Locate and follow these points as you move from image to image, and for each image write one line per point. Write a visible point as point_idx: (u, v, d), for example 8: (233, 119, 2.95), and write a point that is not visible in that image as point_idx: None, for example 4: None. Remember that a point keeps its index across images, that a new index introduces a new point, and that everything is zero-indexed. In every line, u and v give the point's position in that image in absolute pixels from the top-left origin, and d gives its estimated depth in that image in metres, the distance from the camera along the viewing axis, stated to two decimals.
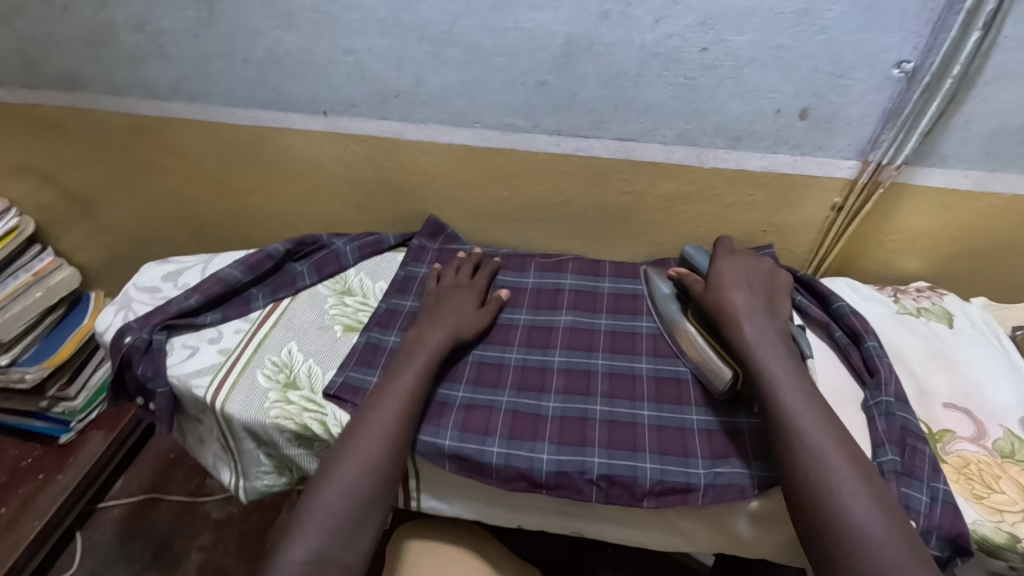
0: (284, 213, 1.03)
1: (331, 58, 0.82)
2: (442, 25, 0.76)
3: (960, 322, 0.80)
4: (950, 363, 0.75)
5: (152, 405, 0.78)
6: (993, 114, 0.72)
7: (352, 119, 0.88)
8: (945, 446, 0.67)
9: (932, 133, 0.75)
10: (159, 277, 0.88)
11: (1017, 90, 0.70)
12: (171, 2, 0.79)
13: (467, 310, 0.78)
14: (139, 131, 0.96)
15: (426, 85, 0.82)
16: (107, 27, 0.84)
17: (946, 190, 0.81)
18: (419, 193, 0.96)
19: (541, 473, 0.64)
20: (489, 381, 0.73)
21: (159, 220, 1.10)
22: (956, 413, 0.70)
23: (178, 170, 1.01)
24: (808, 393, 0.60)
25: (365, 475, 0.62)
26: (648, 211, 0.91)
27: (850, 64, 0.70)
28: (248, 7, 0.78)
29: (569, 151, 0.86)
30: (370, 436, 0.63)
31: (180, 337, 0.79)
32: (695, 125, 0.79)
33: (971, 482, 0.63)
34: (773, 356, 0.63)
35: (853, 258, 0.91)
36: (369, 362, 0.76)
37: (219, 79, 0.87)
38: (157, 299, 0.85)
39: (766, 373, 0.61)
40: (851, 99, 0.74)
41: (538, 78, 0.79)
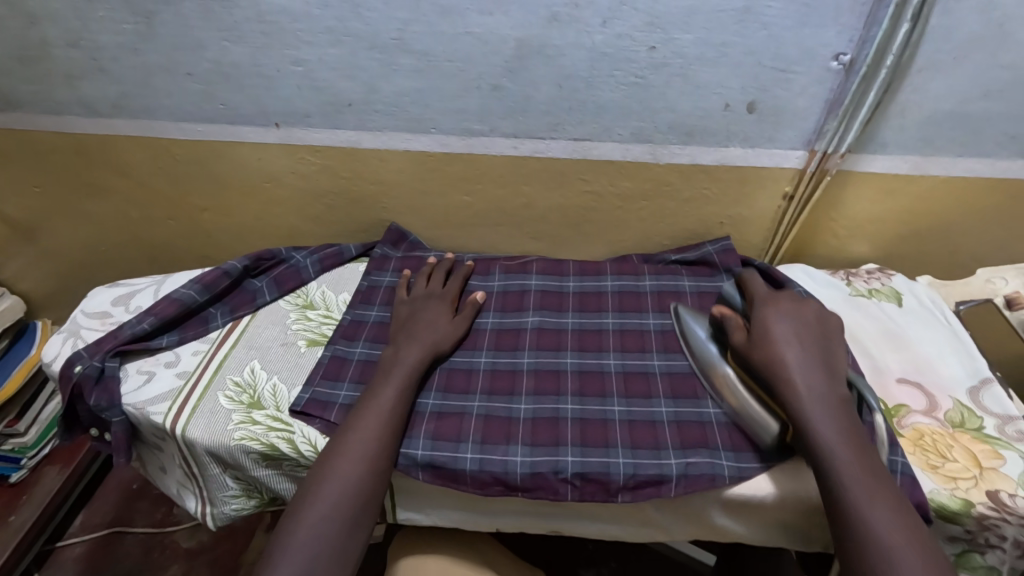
0: (241, 228, 1.01)
1: (280, 69, 0.80)
2: (391, 32, 0.75)
3: (908, 300, 0.84)
4: (901, 340, 0.78)
5: (108, 435, 0.75)
6: (925, 102, 0.76)
7: (306, 130, 0.86)
8: (901, 420, 0.70)
9: (872, 121, 0.78)
10: (109, 302, 0.84)
11: (946, 78, 0.73)
12: (108, 17, 0.77)
13: (438, 320, 0.77)
14: (81, 150, 0.92)
15: (379, 93, 0.81)
16: (40, 44, 0.80)
17: (887, 175, 0.84)
18: (380, 203, 0.94)
19: (515, 476, 0.64)
20: (460, 387, 0.73)
21: (107, 242, 1.05)
22: (910, 387, 0.73)
23: (125, 189, 0.97)
24: (866, 459, 0.57)
25: (339, 494, 0.61)
26: (608, 209, 0.92)
27: (792, 59, 0.73)
28: (188, 18, 0.76)
29: (527, 154, 0.86)
30: (351, 457, 0.62)
31: (134, 363, 0.76)
32: (648, 122, 0.81)
33: (927, 452, 0.66)
34: (826, 418, 0.59)
35: (806, 244, 0.94)
36: (335, 376, 0.74)
37: (164, 94, 0.84)
38: (108, 325, 0.81)
39: (817, 435, 0.58)
40: (795, 93, 0.76)
41: (491, 82, 0.79)
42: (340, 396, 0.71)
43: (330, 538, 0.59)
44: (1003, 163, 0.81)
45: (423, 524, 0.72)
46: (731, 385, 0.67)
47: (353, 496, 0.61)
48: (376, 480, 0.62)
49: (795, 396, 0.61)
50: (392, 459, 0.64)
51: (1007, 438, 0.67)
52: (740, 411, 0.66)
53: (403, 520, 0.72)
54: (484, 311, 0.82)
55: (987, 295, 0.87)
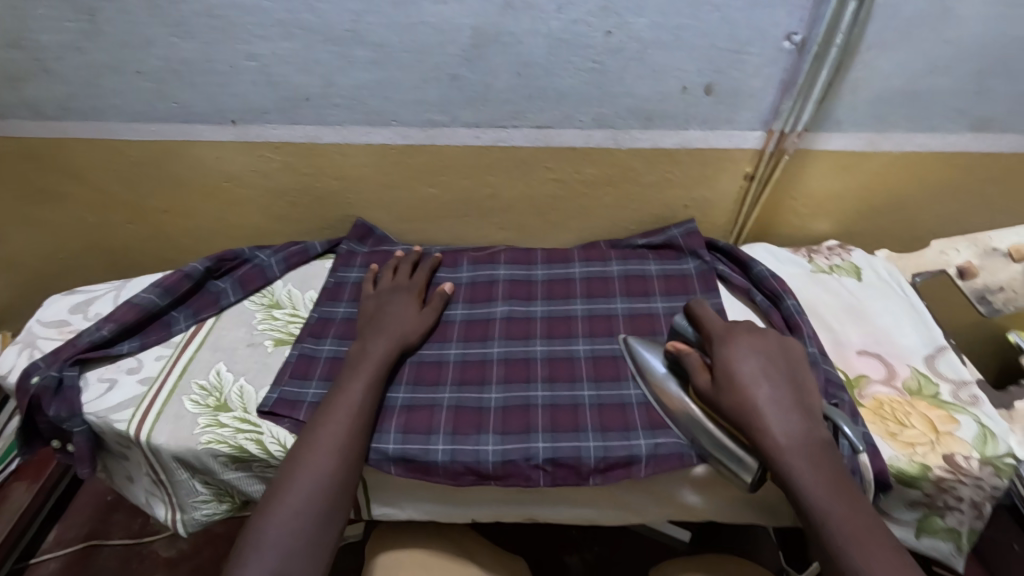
0: (203, 230, 0.99)
1: (233, 65, 0.78)
2: (345, 24, 0.74)
3: (867, 274, 0.86)
4: (861, 313, 0.80)
5: (71, 446, 0.73)
6: (876, 79, 0.77)
7: (264, 127, 0.85)
8: (861, 391, 0.72)
9: (826, 99, 0.80)
10: (67, 310, 0.82)
11: (895, 55, 0.75)
12: (49, 14, 0.74)
13: (405, 314, 0.77)
14: (30, 154, 0.89)
15: (337, 86, 0.80)
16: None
17: (843, 152, 0.86)
18: (344, 199, 0.93)
19: (487, 465, 0.64)
20: (429, 379, 0.73)
21: (64, 249, 1.02)
22: (870, 358, 0.75)
23: (79, 193, 0.94)
24: (859, 513, 0.54)
25: (313, 484, 0.60)
26: (574, 196, 0.92)
27: (747, 40, 0.74)
28: (133, 14, 0.74)
29: (490, 143, 0.86)
30: (320, 450, 0.62)
31: (94, 371, 0.75)
32: (608, 108, 0.81)
33: (886, 421, 0.68)
34: (813, 472, 0.56)
35: (769, 224, 0.96)
36: (303, 374, 0.74)
37: (114, 94, 0.82)
38: (66, 334, 0.79)
39: (806, 492, 0.55)
40: (750, 74, 0.77)
41: (449, 72, 0.78)
42: (309, 394, 0.71)
43: (302, 533, 0.58)
44: (952, 137, 0.83)
45: (399, 518, 0.72)
46: (699, 421, 0.63)
47: (326, 490, 0.60)
48: (348, 472, 0.62)
49: (776, 449, 0.57)
50: (362, 453, 0.64)
51: (961, 403, 0.69)
52: (713, 450, 0.62)
53: (379, 516, 0.72)
54: (453, 303, 0.82)
55: (941, 265, 0.90)
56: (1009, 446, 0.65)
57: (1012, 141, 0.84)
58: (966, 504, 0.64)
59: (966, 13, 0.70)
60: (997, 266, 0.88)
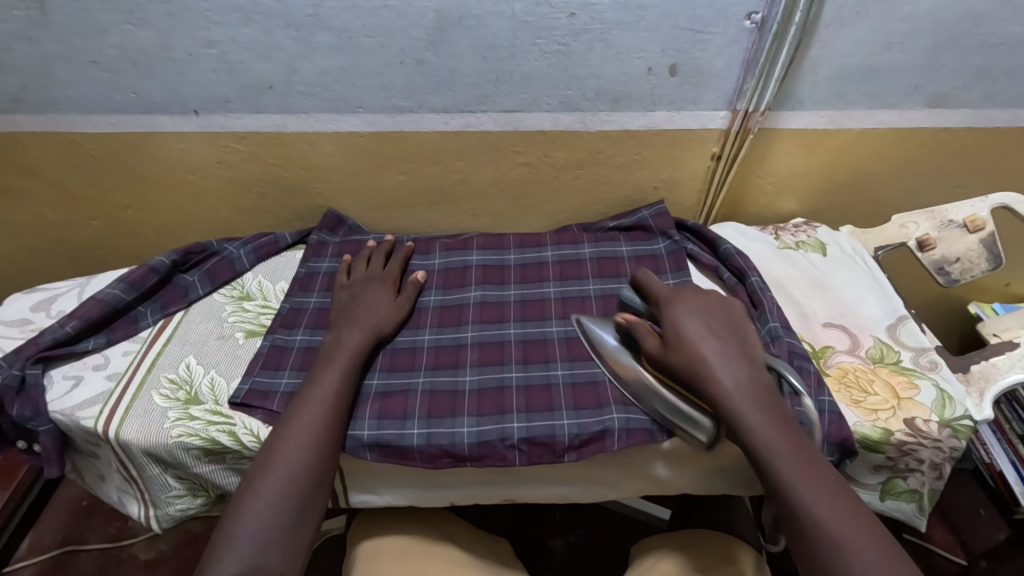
0: (169, 224, 0.97)
1: (192, 52, 0.77)
2: (305, 8, 0.73)
3: (832, 250, 0.88)
4: (826, 288, 0.83)
5: (38, 446, 0.72)
6: (835, 56, 0.79)
7: (228, 116, 0.84)
8: (827, 361, 0.75)
9: (787, 77, 0.81)
10: (28, 309, 0.80)
11: (852, 32, 0.76)
12: None
13: (379, 302, 0.76)
14: None
15: (300, 73, 0.79)
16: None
17: (806, 130, 0.87)
18: (313, 188, 0.92)
19: (463, 446, 0.65)
20: (404, 365, 0.73)
21: (23, 249, 0.99)
22: (835, 330, 0.78)
23: (38, 190, 0.92)
24: (801, 448, 0.56)
25: (290, 472, 0.60)
26: (546, 180, 0.92)
27: (708, 17, 0.74)
28: (85, 2, 0.72)
29: (458, 128, 0.86)
30: (293, 441, 0.62)
31: (58, 369, 0.73)
32: (575, 90, 0.82)
33: (850, 389, 0.71)
34: (759, 414, 0.58)
35: (738, 203, 0.98)
36: (276, 365, 0.73)
37: (69, 81, 0.79)
38: (27, 332, 0.77)
39: (753, 434, 0.57)
40: (713, 53, 0.78)
41: (414, 57, 0.78)
42: (282, 384, 0.70)
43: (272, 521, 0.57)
44: (908, 112, 0.85)
45: (375, 505, 0.73)
46: (656, 391, 0.64)
47: (302, 479, 0.60)
48: (323, 461, 0.62)
49: (725, 396, 0.59)
50: (338, 445, 0.64)
51: (921, 368, 0.72)
52: (671, 417, 0.64)
53: (358, 503, 0.73)
54: (426, 290, 0.82)
55: (901, 239, 0.91)
56: (967, 408, 0.68)
57: (969, 116, 0.85)
58: (926, 465, 0.68)
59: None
60: (955, 238, 0.88)
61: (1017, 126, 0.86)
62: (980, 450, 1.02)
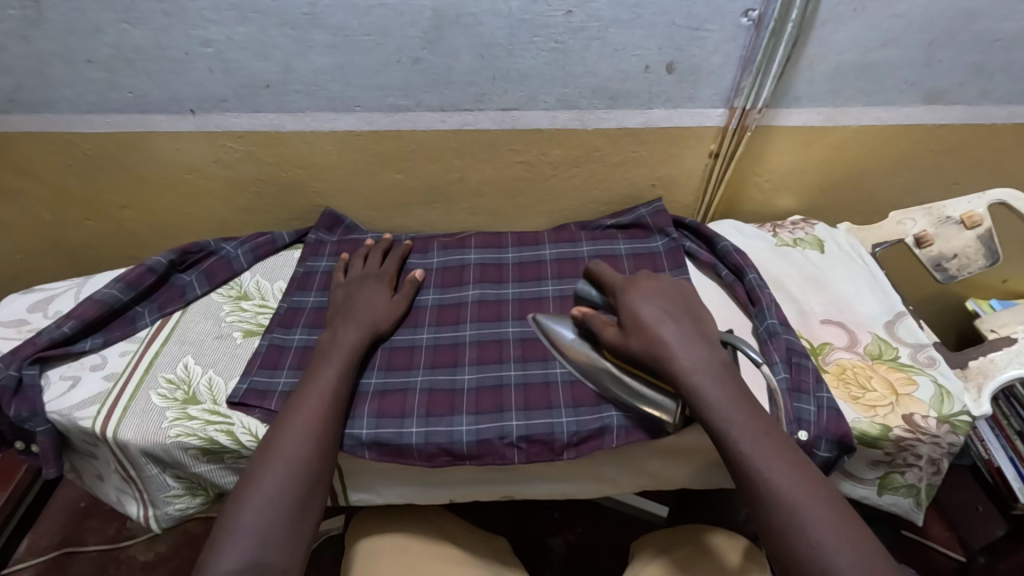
0: (297, 219, 1.01)
1: (334, 44, 0.79)
2: (477, 11, 0.76)
3: (830, 246, 0.89)
4: (822, 283, 0.84)
5: (35, 447, 0.75)
6: (980, 43, 0.79)
7: (385, 115, 0.87)
8: (826, 357, 0.76)
9: (929, 66, 0.81)
10: (172, 301, 0.85)
11: (1005, 20, 0.76)
12: (196, 12, 0.76)
13: (376, 300, 0.78)
14: (147, 151, 0.91)
15: (457, 72, 0.82)
16: (84, 29, 0.78)
17: (804, 127, 0.89)
18: (430, 178, 0.95)
19: (612, 433, 0.66)
20: (538, 354, 0.75)
21: (160, 242, 1.05)
22: (833, 327, 0.79)
23: (185, 188, 0.96)
24: (761, 422, 0.57)
25: (302, 441, 0.63)
26: (656, 173, 0.94)
27: (834, 4, 0.75)
28: (277, 10, 0.76)
29: (592, 124, 0.88)
30: (302, 417, 0.65)
31: (213, 361, 0.77)
32: (714, 86, 0.84)
33: (848, 386, 0.72)
34: (717, 388, 0.59)
35: (734, 201, 0.99)
36: (406, 364, 0.75)
37: (217, 77, 0.83)
38: (188, 321, 0.82)
39: (711, 407, 0.58)
40: (859, 44, 0.79)
41: (564, 55, 0.81)
42: (418, 382, 0.73)
43: (288, 512, 0.59)
44: (906, 108, 0.86)
45: (523, 494, 0.75)
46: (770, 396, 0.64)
47: (305, 476, 0.62)
48: (322, 457, 0.63)
49: (680, 373, 0.60)
50: (336, 446, 0.66)
51: (919, 364, 0.73)
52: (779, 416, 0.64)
53: (519, 492, 0.74)
54: (544, 280, 0.85)
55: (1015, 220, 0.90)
56: None
57: None
58: (925, 461, 0.69)
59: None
60: (951, 235, 0.88)
61: (1012, 122, 0.88)
62: (979, 447, 1.00)
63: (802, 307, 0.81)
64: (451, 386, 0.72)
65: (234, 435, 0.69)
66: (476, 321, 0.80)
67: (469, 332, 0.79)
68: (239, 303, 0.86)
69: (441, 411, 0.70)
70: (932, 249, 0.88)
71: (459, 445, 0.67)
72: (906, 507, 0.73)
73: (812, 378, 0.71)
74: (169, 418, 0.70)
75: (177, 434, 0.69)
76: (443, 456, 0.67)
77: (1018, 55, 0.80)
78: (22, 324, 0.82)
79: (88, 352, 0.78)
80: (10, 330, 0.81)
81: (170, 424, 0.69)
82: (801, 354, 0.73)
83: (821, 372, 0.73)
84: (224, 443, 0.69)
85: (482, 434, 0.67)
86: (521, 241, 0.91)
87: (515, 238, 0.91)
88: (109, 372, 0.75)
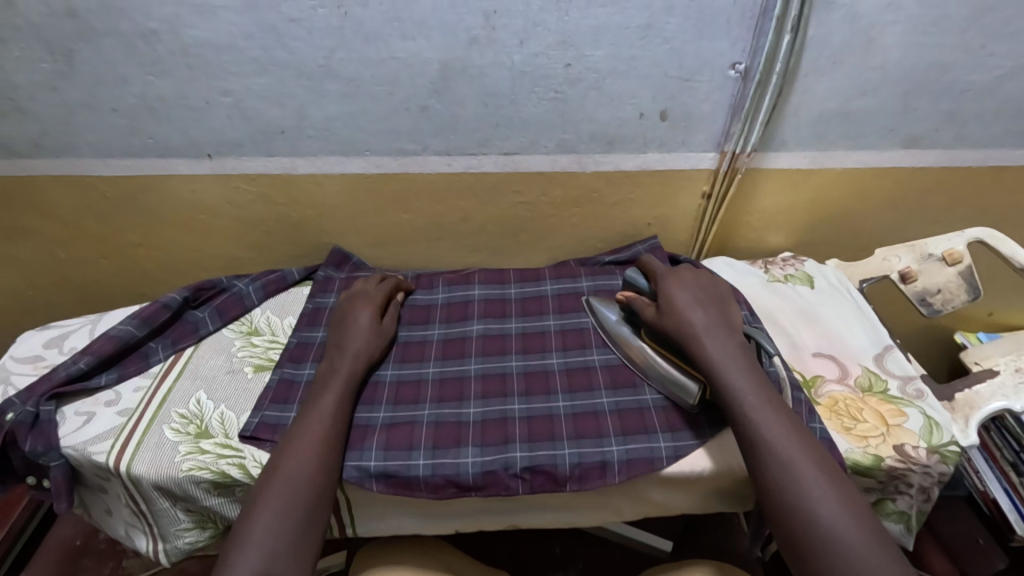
0: (306, 257, 1.04)
1: (347, 93, 0.84)
2: (481, 63, 0.81)
3: (819, 282, 0.93)
4: (814, 317, 0.87)
5: (47, 482, 0.76)
6: (951, 92, 0.84)
7: (392, 159, 0.92)
8: (818, 390, 0.78)
9: (905, 113, 0.86)
10: (182, 338, 0.87)
11: (971, 70, 0.82)
12: (218, 66, 0.81)
13: (367, 328, 0.81)
14: (162, 191, 0.95)
15: (463, 119, 0.87)
16: (111, 79, 0.83)
17: (791, 169, 0.94)
18: (435, 217, 0.99)
19: (613, 463, 0.68)
20: (541, 388, 0.78)
21: (172, 280, 1.08)
22: (824, 360, 0.82)
23: (198, 227, 1.00)
24: (767, 392, 0.65)
25: (302, 452, 0.67)
26: (651, 212, 0.99)
27: (814, 58, 0.81)
28: (291, 63, 0.81)
29: (591, 167, 0.93)
30: (298, 452, 0.67)
31: (222, 398, 0.79)
32: (705, 129, 0.88)
33: (841, 416, 0.74)
34: (731, 361, 0.67)
35: (727, 239, 1.03)
36: (413, 397, 0.77)
37: (235, 124, 0.88)
38: (200, 357, 0.85)
39: (723, 376, 0.66)
40: (837, 92, 0.84)
41: (563, 104, 0.86)
42: (425, 416, 0.75)
43: (289, 533, 0.62)
44: (886, 152, 0.91)
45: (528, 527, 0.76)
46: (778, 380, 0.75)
47: (304, 495, 0.64)
48: (325, 478, 0.66)
49: (702, 349, 0.68)
50: (340, 461, 0.69)
51: (908, 396, 0.76)
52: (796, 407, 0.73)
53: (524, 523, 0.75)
54: (545, 315, 0.88)
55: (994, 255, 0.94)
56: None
57: None
58: (915, 489, 0.71)
59: (887, 41, 0.79)
60: (933, 271, 0.91)
61: (987, 165, 0.93)
62: (974, 479, 1.02)
63: (794, 341, 0.84)
64: (457, 419, 0.74)
65: (246, 468, 0.71)
66: (480, 355, 0.83)
67: (474, 366, 0.81)
68: (250, 338, 0.89)
69: (448, 444, 0.71)
70: (915, 284, 0.91)
71: (464, 477, 0.68)
72: (896, 534, 0.74)
73: (806, 409, 0.73)
74: (182, 452, 0.72)
75: (190, 468, 0.70)
76: (449, 488, 0.69)
77: (987, 104, 0.85)
78: (37, 360, 0.84)
79: (102, 387, 0.80)
80: (26, 367, 0.83)
81: (183, 458, 0.71)
82: (795, 387, 0.75)
83: (814, 404, 0.76)
84: (236, 476, 0.70)
85: (486, 466, 0.69)
86: (524, 277, 0.95)
87: (518, 274, 0.95)
88: (123, 407, 0.77)
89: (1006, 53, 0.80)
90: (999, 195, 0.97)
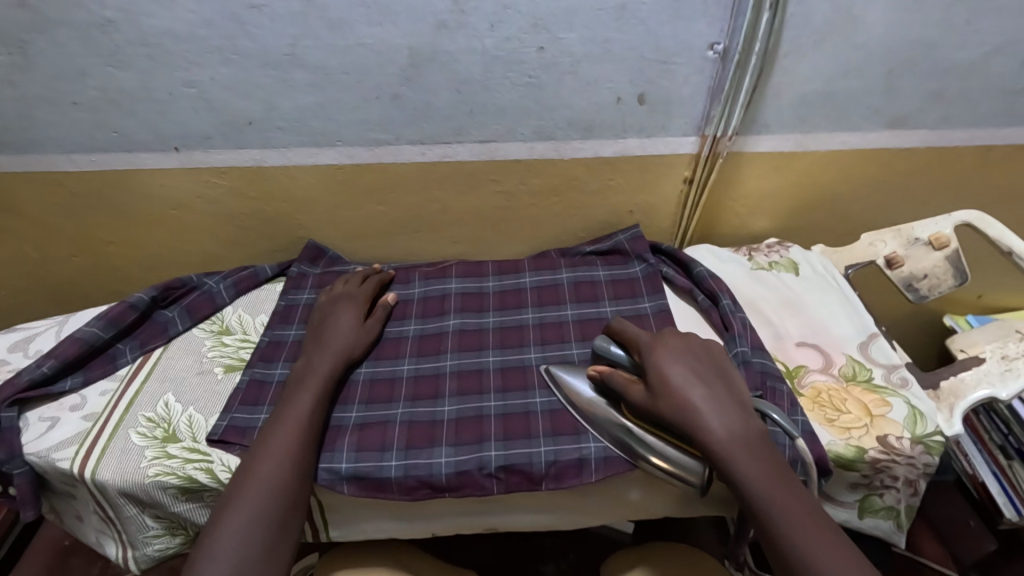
0: (280, 252, 1.02)
1: (313, 83, 0.81)
2: (451, 49, 0.78)
3: (804, 269, 0.91)
4: (798, 307, 0.85)
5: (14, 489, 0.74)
6: (936, 72, 0.81)
7: (364, 150, 0.89)
8: (801, 381, 0.76)
9: (890, 93, 0.84)
10: (150, 339, 0.84)
11: (957, 48, 0.79)
12: (177, 55, 0.78)
13: (347, 327, 0.79)
14: (130, 187, 0.92)
15: (434, 107, 0.84)
16: (67, 71, 0.79)
17: (775, 153, 0.91)
18: (412, 209, 0.96)
19: (590, 461, 0.66)
20: (517, 384, 0.76)
21: (146, 278, 1.05)
22: (808, 350, 0.80)
23: (168, 223, 0.97)
24: (801, 502, 0.56)
25: (272, 465, 0.64)
26: (633, 200, 0.96)
27: (795, 38, 0.78)
28: (253, 52, 0.78)
29: (570, 154, 0.90)
30: (269, 457, 0.65)
31: (191, 402, 0.77)
32: (686, 113, 0.86)
33: (825, 408, 0.72)
34: (752, 464, 0.58)
35: (711, 226, 1.01)
36: (386, 396, 0.75)
37: (200, 115, 0.84)
38: (170, 359, 0.82)
39: (749, 487, 0.57)
40: (821, 72, 0.81)
41: (538, 90, 0.83)
42: (398, 415, 0.73)
43: (259, 542, 0.60)
44: (871, 134, 0.89)
45: (506, 528, 0.75)
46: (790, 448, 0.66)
47: (277, 501, 0.62)
48: (299, 486, 0.64)
49: (718, 446, 0.59)
50: (313, 463, 0.67)
51: (893, 385, 0.74)
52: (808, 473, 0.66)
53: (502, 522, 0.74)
54: (523, 308, 0.86)
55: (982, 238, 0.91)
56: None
57: None
58: (902, 482, 0.70)
59: (870, 19, 0.76)
60: (920, 255, 0.89)
61: (973, 144, 0.90)
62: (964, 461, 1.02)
63: (778, 331, 0.82)
64: (432, 418, 0.72)
65: (213, 472, 0.69)
66: (457, 351, 0.81)
67: (450, 362, 0.79)
68: (221, 337, 0.86)
69: (421, 444, 0.70)
70: (902, 269, 0.89)
71: (438, 478, 0.67)
72: (886, 530, 0.73)
73: (788, 402, 0.72)
74: (149, 457, 0.70)
75: (157, 474, 0.68)
76: (423, 489, 0.67)
77: (973, 82, 0.83)
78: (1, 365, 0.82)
79: (67, 392, 0.78)
80: None
81: (150, 463, 0.69)
82: (776, 378, 0.74)
83: (797, 396, 0.74)
84: (204, 481, 0.68)
85: (460, 466, 0.67)
86: (503, 268, 0.92)
87: (497, 266, 0.93)
88: (89, 412, 0.75)
89: (993, 29, 0.77)
90: (987, 174, 0.94)
